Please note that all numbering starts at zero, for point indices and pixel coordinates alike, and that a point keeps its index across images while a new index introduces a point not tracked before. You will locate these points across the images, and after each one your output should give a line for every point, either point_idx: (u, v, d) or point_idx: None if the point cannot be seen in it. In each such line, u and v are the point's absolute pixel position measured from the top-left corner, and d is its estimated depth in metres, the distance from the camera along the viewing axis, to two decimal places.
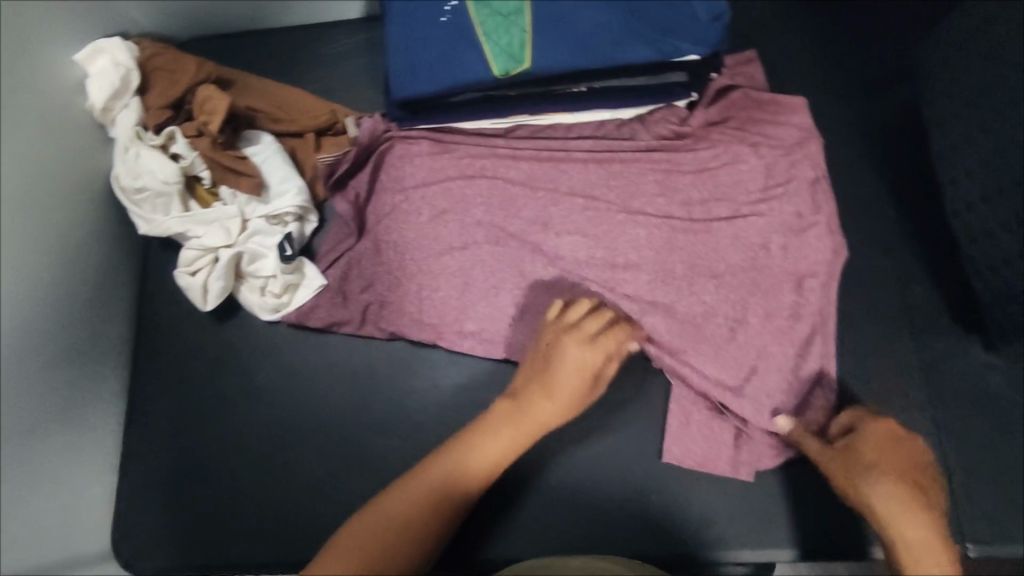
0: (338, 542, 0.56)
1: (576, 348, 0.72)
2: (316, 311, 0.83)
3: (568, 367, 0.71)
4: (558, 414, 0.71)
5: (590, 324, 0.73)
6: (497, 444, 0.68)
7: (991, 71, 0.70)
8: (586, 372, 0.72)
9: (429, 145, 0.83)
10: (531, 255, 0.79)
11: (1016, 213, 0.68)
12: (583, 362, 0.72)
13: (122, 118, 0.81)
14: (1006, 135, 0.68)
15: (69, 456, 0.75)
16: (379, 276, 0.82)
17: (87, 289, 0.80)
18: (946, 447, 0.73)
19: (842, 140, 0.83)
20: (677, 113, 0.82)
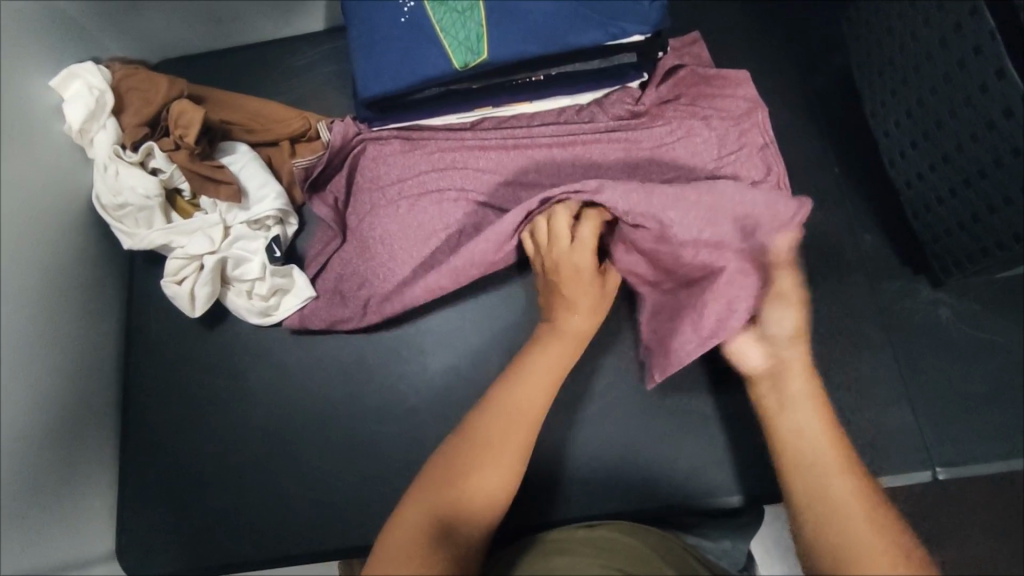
0: (413, 510, 0.59)
1: (566, 259, 0.76)
2: (313, 312, 0.85)
3: (563, 278, 0.76)
4: (586, 318, 0.75)
5: (562, 232, 0.76)
6: (537, 369, 0.70)
7: (909, 28, 0.77)
8: (585, 275, 0.75)
9: (400, 144, 0.88)
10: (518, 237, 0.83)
11: (941, 153, 0.76)
12: (577, 268, 0.75)
13: (99, 139, 0.83)
14: (926, 86, 0.76)
15: (68, 466, 0.76)
16: (366, 275, 0.85)
17: (75, 306, 0.81)
18: (907, 379, 0.78)
19: (787, 106, 0.89)
20: (631, 94, 0.88)
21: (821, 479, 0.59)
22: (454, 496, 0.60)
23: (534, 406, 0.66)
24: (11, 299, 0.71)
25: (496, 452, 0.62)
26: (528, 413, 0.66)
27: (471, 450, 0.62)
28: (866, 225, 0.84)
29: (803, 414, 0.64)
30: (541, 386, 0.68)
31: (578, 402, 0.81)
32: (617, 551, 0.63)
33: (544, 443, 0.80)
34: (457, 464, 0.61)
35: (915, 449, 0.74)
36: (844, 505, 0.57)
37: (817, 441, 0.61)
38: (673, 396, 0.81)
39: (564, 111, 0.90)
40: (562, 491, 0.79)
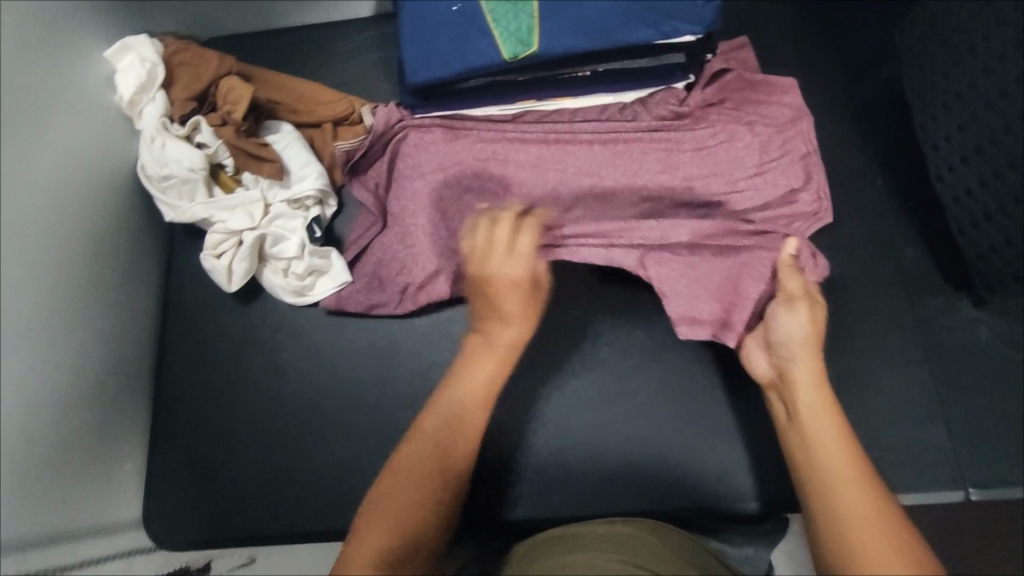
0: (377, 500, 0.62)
1: (501, 266, 0.76)
2: (352, 291, 0.86)
3: (496, 283, 0.75)
4: (517, 327, 0.73)
5: (501, 235, 0.78)
6: (475, 378, 0.70)
7: (963, 46, 0.79)
8: (521, 283, 0.75)
9: (442, 132, 0.88)
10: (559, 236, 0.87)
11: (993, 168, 0.77)
12: (513, 275, 0.75)
13: (148, 111, 0.84)
14: (979, 102, 0.78)
15: (97, 434, 0.77)
16: (407, 257, 0.85)
17: (117, 273, 0.83)
18: (943, 397, 0.77)
19: (833, 115, 0.88)
20: (676, 95, 0.88)
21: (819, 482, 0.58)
22: (417, 497, 0.62)
23: (468, 410, 0.68)
24: (52, 263, 0.72)
25: (451, 443, 0.66)
26: (468, 418, 0.67)
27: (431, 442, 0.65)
28: (908, 238, 0.84)
29: (810, 420, 0.63)
30: (475, 397, 0.69)
31: (607, 398, 0.82)
32: (636, 548, 0.63)
33: (569, 437, 0.81)
34: (411, 470, 0.64)
35: (948, 468, 0.73)
36: (842, 505, 0.56)
37: (822, 441, 0.61)
38: (696, 397, 0.81)
39: (607, 107, 0.90)
40: (586, 486, 0.79)
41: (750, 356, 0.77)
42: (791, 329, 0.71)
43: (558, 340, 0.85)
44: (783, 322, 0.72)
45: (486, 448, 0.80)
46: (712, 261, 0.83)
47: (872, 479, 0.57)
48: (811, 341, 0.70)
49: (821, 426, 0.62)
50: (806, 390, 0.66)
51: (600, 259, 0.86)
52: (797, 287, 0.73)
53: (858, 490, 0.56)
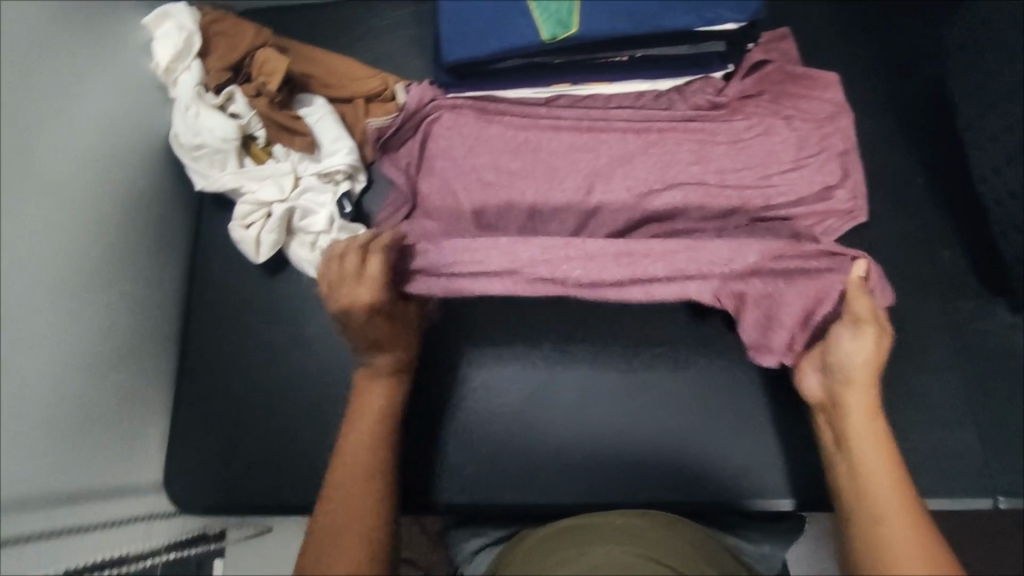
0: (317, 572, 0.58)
1: (361, 296, 0.68)
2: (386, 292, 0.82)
3: (353, 320, 0.69)
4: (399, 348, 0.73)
5: (350, 258, 0.69)
6: (361, 426, 0.69)
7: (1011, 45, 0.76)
8: (382, 308, 0.69)
9: (475, 114, 0.88)
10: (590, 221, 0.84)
11: None
12: (374, 303, 0.68)
13: (183, 79, 0.84)
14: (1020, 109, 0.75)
15: (124, 397, 0.77)
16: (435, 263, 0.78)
17: (148, 239, 0.83)
18: (976, 403, 0.76)
19: (872, 113, 0.87)
20: (713, 84, 0.87)
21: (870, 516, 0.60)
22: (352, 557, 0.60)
23: (365, 462, 0.66)
24: (84, 223, 0.72)
25: (359, 495, 0.64)
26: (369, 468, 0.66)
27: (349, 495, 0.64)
28: (947, 240, 0.82)
29: (863, 453, 0.64)
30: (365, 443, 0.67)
31: (630, 387, 0.81)
32: (651, 541, 0.61)
33: (582, 426, 0.80)
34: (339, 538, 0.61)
35: (976, 475, 0.73)
36: (893, 541, 0.58)
37: (875, 476, 0.62)
38: (605, 388, 0.81)
39: (642, 94, 0.89)
40: (603, 474, 0.78)
41: (803, 375, 0.74)
42: (855, 355, 0.68)
43: (584, 328, 0.84)
44: (837, 344, 0.70)
45: (498, 429, 0.80)
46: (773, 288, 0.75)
47: (921, 514, 0.59)
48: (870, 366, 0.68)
49: (875, 459, 0.63)
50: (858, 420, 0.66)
51: (668, 289, 0.74)
52: (865, 309, 0.69)
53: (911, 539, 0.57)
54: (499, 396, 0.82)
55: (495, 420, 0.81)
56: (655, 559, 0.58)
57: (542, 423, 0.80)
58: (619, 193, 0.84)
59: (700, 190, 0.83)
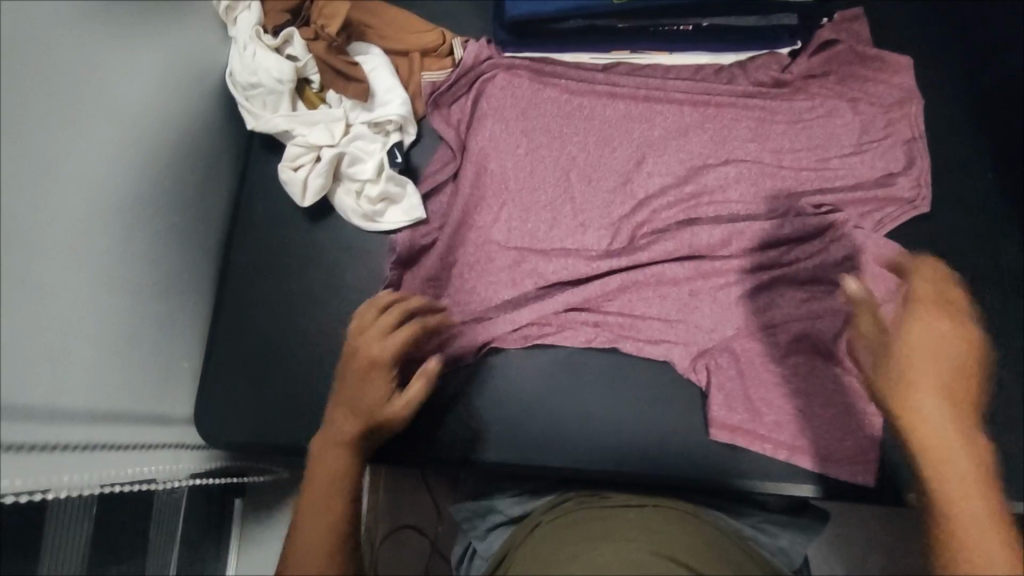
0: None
1: (375, 341, 0.69)
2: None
3: (357, 371, 0.67)
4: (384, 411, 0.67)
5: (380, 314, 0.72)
6: (330, 457, 0.64)
7: None
8: (391, 362, 0.68)
9: (530, 76, 0.87)
10: (639, 193, 0.83)
11: None
12: (384, 352, 0.68)
13: (244, 17, 0.86)
14: None
15: (161, 329, 0.77)
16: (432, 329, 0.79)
17: (196, 175, 0.83)
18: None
19: (942, 103, 0.84)
20: (779, 61, 0.85)
21: (952, 533, 0.50)
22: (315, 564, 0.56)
23: (336, 495, 0.61)
24: (138, 150, 0.72)
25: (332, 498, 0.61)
26: (335, 509, 0.60)
27: (321, 501, 0.61)
28: (1009, 238, 0.79)
29: (935, 457, 0.54)
30: (334, 485, 0.62)
31: (669, 365, 0.78)
32: (669, 536, 0.53)
33: (605, 402, 0.78)
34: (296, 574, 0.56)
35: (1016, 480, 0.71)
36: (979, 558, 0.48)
37: (953, 476, 0.52)
38: (635, 388, 0.78)
39: (702, 68, 0.86)
40: (625, 449, 0.76)
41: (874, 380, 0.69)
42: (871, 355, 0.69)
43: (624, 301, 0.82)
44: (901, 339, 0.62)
45: (526, 393, 0.79)
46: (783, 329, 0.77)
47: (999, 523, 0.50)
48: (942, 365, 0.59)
49: (945, 457, 0.54)
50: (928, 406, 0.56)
51: (673, 316, 0.79)
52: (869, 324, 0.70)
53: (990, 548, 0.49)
54: (532, 363, 0.80)
55: (525, 385, 0.79)
56: (671, 557, 0.50)
57: (572, 400, 0.78)
58: (671, 169, 0.83)
59: (755, 170, 0.81)
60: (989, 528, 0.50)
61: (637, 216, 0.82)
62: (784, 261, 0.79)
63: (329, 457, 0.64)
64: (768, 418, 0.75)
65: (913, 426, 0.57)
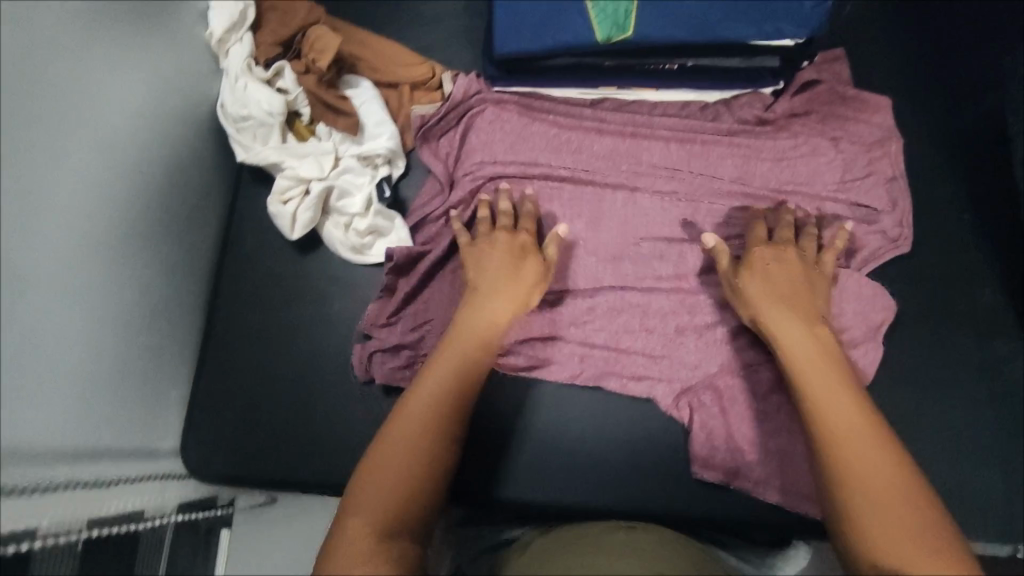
0: (407, 406, 0.65)
1: (504, 235, 0.78)
2: (389, 328, 0.84)
3: (492, 254, 0.77)
4: (513, 292, 0.75)
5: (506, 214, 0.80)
6: (464, 326, 0.72)
7: None
8: (518, 251, 0.77)
9: (518, 109, 0.88)
10: (629, 225, 0.83)
11: None
12: (512, 244, 0.78)
13: (235, 50, 0.86)
14: None
15: (147, 363, 0.77)
16: (426, 331, 0.83)
17: (184, 207, 0.84)
18: (999, 446, 0.76)
19: (924, 143, 0.86)
20: (762, 100, 0.86)
21: (815, 417, 0.63)
22: (442, 407, 0.65)
23: (456, 381, 0.67)
24: (125, 185, 0.72)
25: (466, 356, 0.70)
26: (451, 395, 0.66)
27: (452, 359, 0.69)
28: (987, 278, 0.81)
29: (797, 358, 0.67)
30: (461, 348, 0.70)
31: (653, 402, 0.80)
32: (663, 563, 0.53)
33: (590, 436, 0.79)
34: (398, 433, 0.63)
35: (989, 519, 0.73)
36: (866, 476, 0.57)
37: (812, 379, 0.65)
38: (621, 424, 0.79)
39: (688, 104, 0.88)
40: (609, 483, 0.77)
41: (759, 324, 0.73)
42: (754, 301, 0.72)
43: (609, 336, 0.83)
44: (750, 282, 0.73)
45: (512, 427, 0.79)
46: (763, 369, 0.78)
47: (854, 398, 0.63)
48: (774, 288, 0.72)
49: (811, 364, 0.67)
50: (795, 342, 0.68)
51: (659, 354, 0.80)
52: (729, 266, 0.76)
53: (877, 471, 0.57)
54: (518, 397, 0.80)
55: (512, 419, 0.80)
56: None
57: (557, 435, 0.79)
58: (656, 206, 0.84)
59: (740, 209, 0.83)
60: (849, 403, 0.62)
61: (623, 250, 0.83)
62: None
63: (465, 324, 0.72)
64: (748, 455, 0.76)
65: (782, 342, 0.69)
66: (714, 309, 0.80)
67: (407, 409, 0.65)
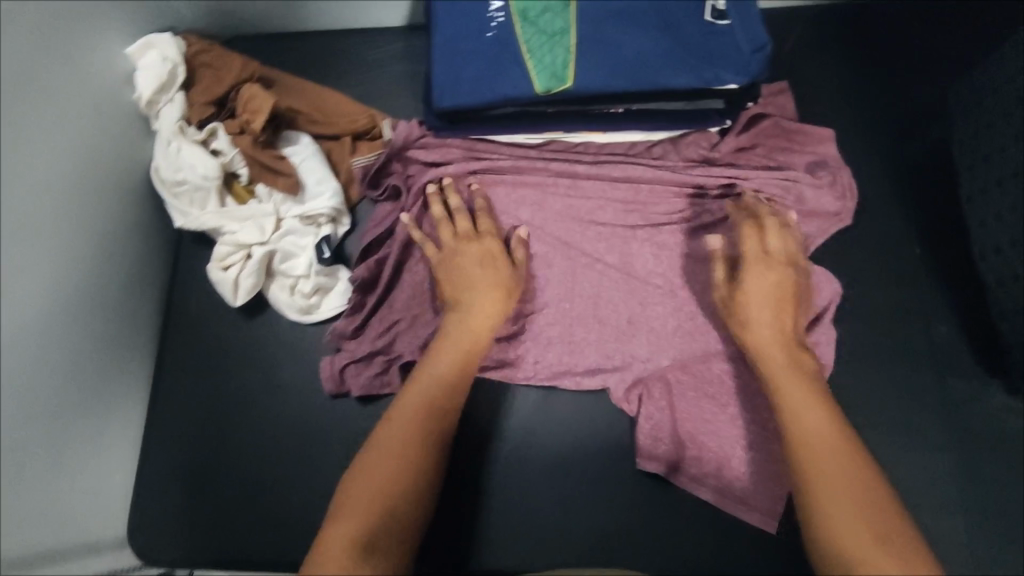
0: (396, 415, 0.66)
1: (483, 243, 0.78)
2: (358, 339, 0.82)
3: (472, 263, 0.76)
4: (494, 299, 0.75)
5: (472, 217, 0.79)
6: (451, 336, 0.73)
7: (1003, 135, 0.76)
8: (495, 258, 0.77)
9: (462, 154, 0.85)
10: (582, 268, 0.81)
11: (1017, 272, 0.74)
12: (491, 251, 0.77)
13: (166, 111, 0.83)
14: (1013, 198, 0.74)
15: (87, 446, 0.74)
16: (397, 331, 0.82)
17: (120, 278, 0.81)
18: (962, 485, 0.75)
19: (870, 175, 0.87)
20: (708, 138, 0.85)
21: (792, 423, 0.64)
22: (431, 417, 0.67)
23: (438, 402, 0.68)
24: (53, 268, 0.69)
25: (453, 367, 0.71)
26: (439, 403, 0.68)
27: (442, 369, 0.70)
28: (938, 312, 0.81)
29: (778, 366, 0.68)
30: (450, 358, 0.71)
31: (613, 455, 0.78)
32: None
33: (554, 498, 0.76)
34: (383, 442, 0.64)
35: (957, 560, 0.72)
36: (836, 483, 0.58)
37: (795, 403, 0.65)
38: (581, 482, 0.77)
39: (635, 145, 0.86)
40: (572, 545, 0.75)
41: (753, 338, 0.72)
42: (755, 308, 0.72)
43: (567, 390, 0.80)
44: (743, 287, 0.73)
45: (468, 493, 0.76)
46: (717, 417, 0.77)
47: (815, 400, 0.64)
48: (765, 298, 0.73)
49: (788, 371, 0.68)
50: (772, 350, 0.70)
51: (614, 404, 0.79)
52: (722, 277, 0.76)
53: (847, 480, 0.58)
54: (474, 460, 0.78)
55: (472, 485, 0.77)
56: None
57: (519, 499, 0.76)
58: (605, 252, 0.82)
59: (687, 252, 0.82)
60: (828, 422, 0.63)
61: (574, 299, 0.81)
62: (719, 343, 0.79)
63: (451, 335, 0.73)
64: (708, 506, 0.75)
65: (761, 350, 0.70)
66: (668, 355, 0.79)
67: (396, 419, 0.66)
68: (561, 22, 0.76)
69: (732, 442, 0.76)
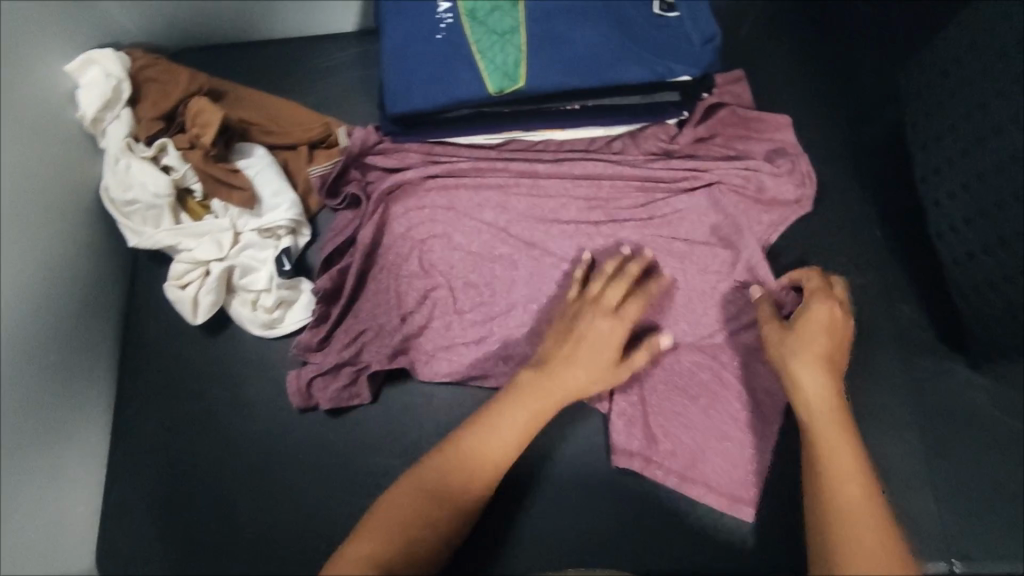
0: (451, 451, 0.65)
1: (601, 320, 0.72)
2: (325, 350, 0.81)
3: (592, 340, 0.71)
4: (591, 378, 0.71)
5: (612, 290, 0.74)
6: (538, 394, 0.69)
7: (955, 112, 0.77)
8: (612, 344, 0.72)
9: (421, 157, 0.83)
10: (547, 267, 0.81)
11: (983, 242, 0.74)
12: (610, 335, 0.72)
13: (113, 129, 0.80)
14: (971, 170, 0.75)
15: (48, 479, 0.72)
16: (363, 342, 0.81)
17: (74, 303, 0.78)
18: (932, 462, 0.76)
19: (827, 159, 0.88)
20: (666, 130, 0.85)
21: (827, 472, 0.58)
22: (483, 463, 0.65)
23: (499, 453, 0.66)
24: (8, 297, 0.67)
25: (526, 425, 0.68)
26: (501, 454, 0.66)
27: (514, 422, 0.67)
28: (901, 292, 0.82)
29: (823, 414, 0.62)
30: (527, 414, 0.68)
31: (588, 454, 0.77)
32: None
33: (531, 501, 0.76)
34: (430, 475, 0.63)
35: (929, 537, 0.73)
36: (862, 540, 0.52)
37: (835, 453, 0.59)
38: (557, 484, 0.76)
39: (595, 140, 0.86)
40: (551, 546, 0.75)
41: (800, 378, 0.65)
42: (811, 339, 0.67)
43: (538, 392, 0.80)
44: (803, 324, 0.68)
45: None
46: (689, 410, 0.77)
47: (851, 427, 0.61)
48: (827, 339, 0.67)
49: (834, 424, 0.61)
50: (822, 398, 0.63)
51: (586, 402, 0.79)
52: (768, 313, 0.73)
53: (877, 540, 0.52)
54: None
55: None
56: None
57: (496, 504, 0.75)
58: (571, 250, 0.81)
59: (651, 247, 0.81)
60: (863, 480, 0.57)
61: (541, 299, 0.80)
62: (686, 335, 0.80)
63: (536, 390, 0.69)
64: (683, 498, 0.75)
65: (811, 395, 0.63)
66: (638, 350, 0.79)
67: (450, 455, 0.65)
68: (510, 21, 0.75)
69: (705, 434, 0.76)
